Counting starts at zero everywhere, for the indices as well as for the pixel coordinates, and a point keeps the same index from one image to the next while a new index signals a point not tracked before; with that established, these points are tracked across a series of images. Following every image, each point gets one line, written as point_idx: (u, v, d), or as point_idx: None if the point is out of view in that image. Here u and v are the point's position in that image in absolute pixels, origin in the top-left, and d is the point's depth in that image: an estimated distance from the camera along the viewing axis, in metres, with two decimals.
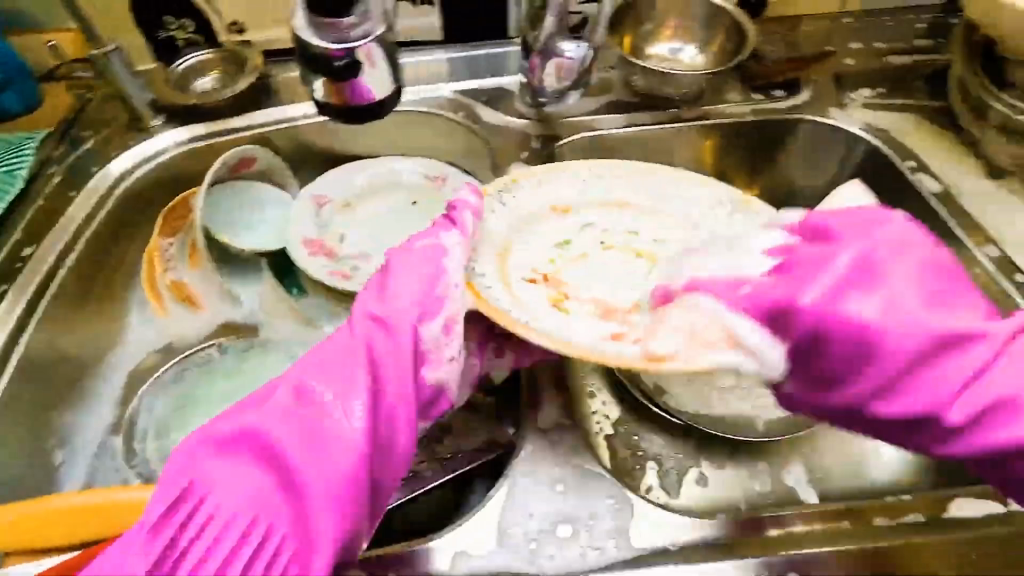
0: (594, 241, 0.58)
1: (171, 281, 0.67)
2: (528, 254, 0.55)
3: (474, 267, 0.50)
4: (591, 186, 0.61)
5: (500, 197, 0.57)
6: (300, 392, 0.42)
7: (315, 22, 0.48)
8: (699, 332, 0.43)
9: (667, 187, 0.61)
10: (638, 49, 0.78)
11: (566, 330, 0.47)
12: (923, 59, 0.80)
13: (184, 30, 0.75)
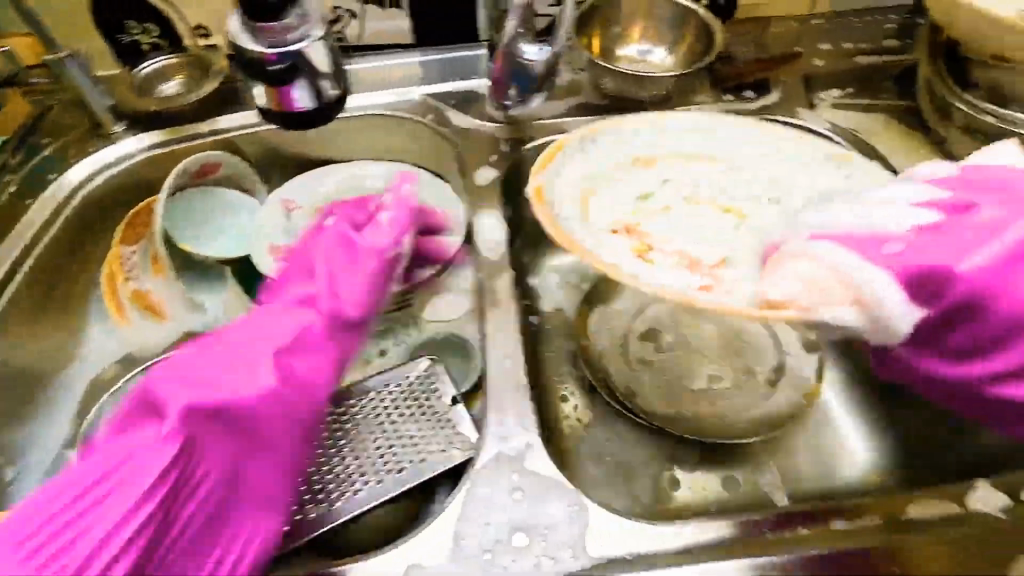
0: (681, 196, 0.61)
1: (133, 290, 0.68)
2: (612, 207, 0.59)
3: (562, 215, 0.55)
4: (673, 141, 0.63)
5: (580, 144, 0.61)
6: (229, 354, 0.48)
7: (250, 28, 0.48)
8: (828, 286, 0.44)
9: (760, 147, 0.62)
10: (608, 51, 0.77)
11: (656, 279, 0.51)
12: (891, 60, 0.80)
13: (147, 34, 0.74)
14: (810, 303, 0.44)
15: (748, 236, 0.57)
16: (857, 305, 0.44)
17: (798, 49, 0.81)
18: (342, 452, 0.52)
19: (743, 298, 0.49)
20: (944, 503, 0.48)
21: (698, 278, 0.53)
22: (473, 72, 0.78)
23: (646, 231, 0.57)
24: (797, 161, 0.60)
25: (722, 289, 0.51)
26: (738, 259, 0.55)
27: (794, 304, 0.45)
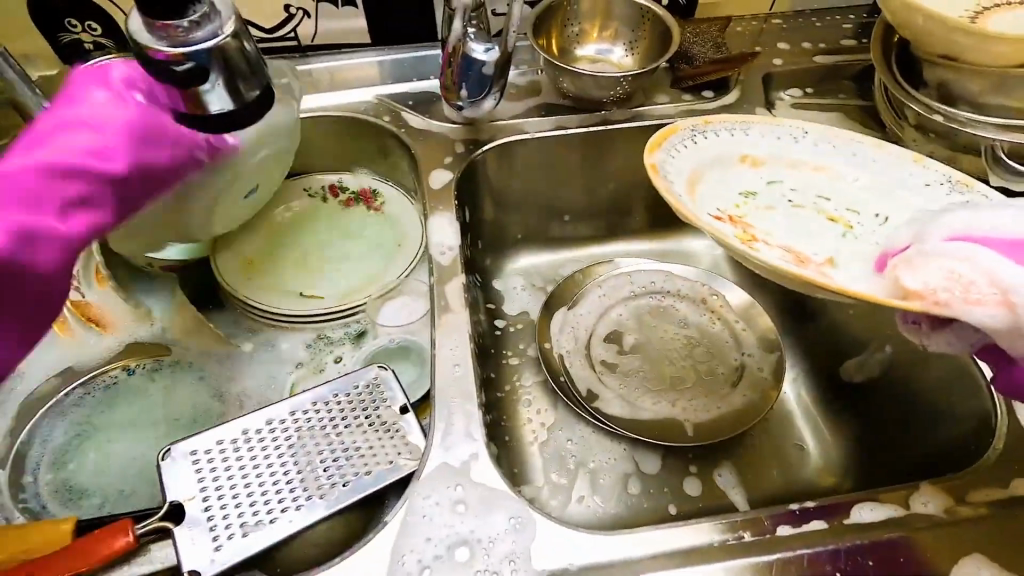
0: (784, 199, 0.58)
1: (74, 301, 0.64)
2: (717, 197, 0.56)
3: (675, 189, 0.51)
4: (785, 145, 0.61)
5: (693, 133, 0.58)
6: None
7: (147, 24, 0.42)
8: (979, 281, 0.42)
9: (881, 159, 0.59)
10: (567, 50, 0.77)
11: (775, 262, 0.47)
12: (849, 59, 0.81)
13: (90, 33, 0.71)
14: (950, 297, 0.42)
15: (857, 245, 0.54)
16: (1004, 308, 0.41)
17: (757, 49, 0.81)
18: (286, 467, 0.50)
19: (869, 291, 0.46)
20: (891, 506, 0.47)
21: (815, 271, 0.49)
22: (430, 72, 0.77)
23: (749, 224, 0.54)
24: (895, 177, 0.58)
25: (840, 281, 0.48)
26: (845, 261, 0.52)
27: (937, 294, 0.42)
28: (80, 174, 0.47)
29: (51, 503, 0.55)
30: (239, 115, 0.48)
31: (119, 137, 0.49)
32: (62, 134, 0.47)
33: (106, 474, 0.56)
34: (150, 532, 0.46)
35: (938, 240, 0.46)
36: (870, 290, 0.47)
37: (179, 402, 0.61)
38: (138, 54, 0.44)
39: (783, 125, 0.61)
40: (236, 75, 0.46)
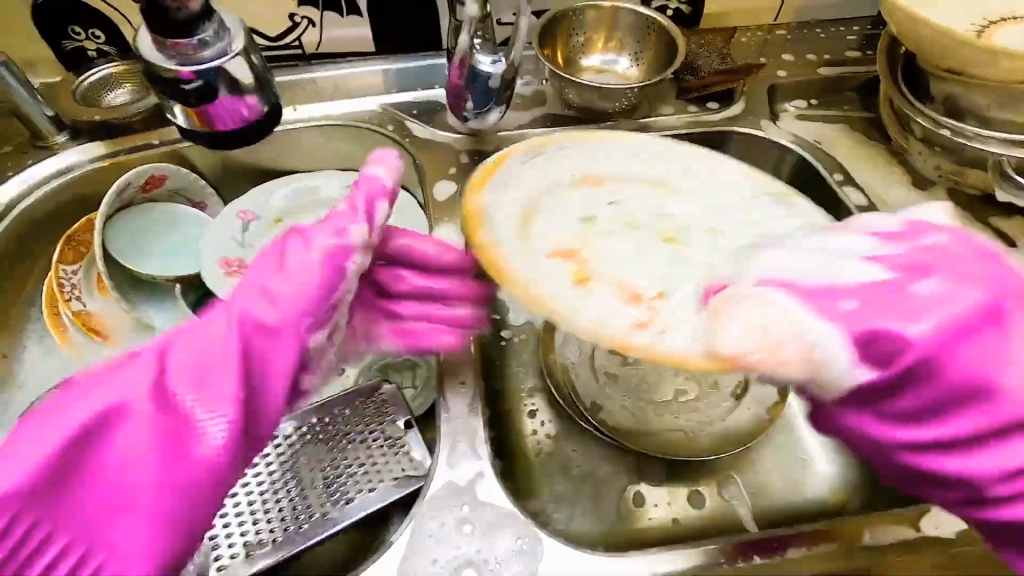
0: (625, 216, 0.59)
1: (75, 312, 0.63)
2: (495, 222, 0.57)
3: (488, 239, 0.55)
4: (630, 163, 0.63)
5: (522, 159, 0.62)
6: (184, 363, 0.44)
7: (156, 41, 0.41)
8: (825, 338, 0.41)
9: (732, 177, 0.61)
10: (572, 60, 0.77)
11: (596, 317, 0.51)
12: (853, 71, 0.81)
13: (93, 40, 0.71)
14: (763, 357, 0.42)
15: (688, 269, 0.55)
16: (801, 364, 0.42)
17: (762, 60, 0.81)
18: (288, 485, 0.49)
19: (660, 342, 0.49)
20: (903, 528, 0.47)
21: (569, 307, 0.51)
22: (436, 82, 0.77)
23: (510, 257, 0.55)
24: (747, 193, 0.60)
25: (545, 317, 0.51)
26: (677, 290, 0.53)
27: (747, 356, 0.42)
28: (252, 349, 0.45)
29: None
30: (246, 130, 0.48)
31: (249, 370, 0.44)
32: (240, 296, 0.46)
33: None
34: None
35: (750, 283, 0.47)
36: (693, 334, 0.48)
37: None
38: (146, 69, 0.43)
39: (635, 141, 0.64)
40: (244, 90, 0.46)
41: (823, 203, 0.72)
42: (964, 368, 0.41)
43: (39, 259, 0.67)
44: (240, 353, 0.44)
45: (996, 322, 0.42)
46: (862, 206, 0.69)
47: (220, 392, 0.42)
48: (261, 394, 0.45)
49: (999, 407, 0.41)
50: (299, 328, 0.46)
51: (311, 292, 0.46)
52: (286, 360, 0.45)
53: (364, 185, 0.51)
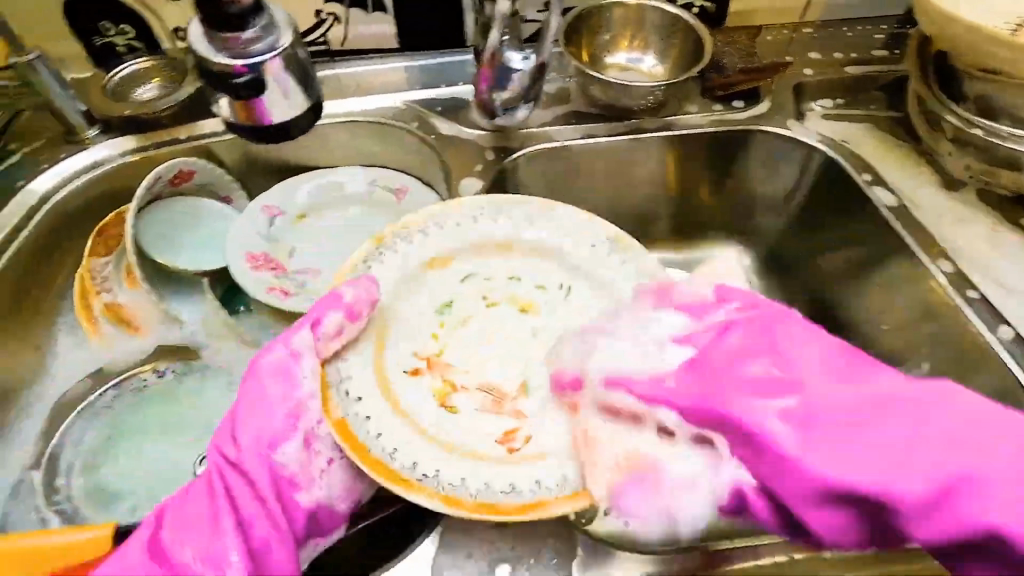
0: (475, 300, 0.57)
1: (106, 304, 0.64)
2: (345, 377, 0.48)
3: (338, 372, 0.48)
4: (465, 232, 0.59)
5: (367, 261, 0.55)
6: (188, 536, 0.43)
7: (208, 35, 0.42)
8: (682, 461, 0.44)
9: (556, 220, 0.60)
10: (596, 57, 0.77)
11: (457, 480, 0.44)
12: (880, 70, 0.80)
13: (123, 36, 0.71)
14: (611, 489, 0.44)
15: (537, 339, 0.55)
16: (646, 474, 0.44)
17: (788, 58, 0.80)
18: None
19: (544, 488, 0.44)
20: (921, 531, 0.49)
21: (448, 469, 0.45)
22: (460, 79, 0.77)
23: (347, 403, 0.47)
24: (573, 234, 0.59)
25: (418, 492, 0.43)
26: (535, 381, 0.52)
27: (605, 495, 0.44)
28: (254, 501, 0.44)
29: (85, 506, 0.56)
30: (288, 126, 0.49)
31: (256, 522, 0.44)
32: (227, 451, 0.45)
33: (141, 478, 0.58)
34: None
35: (596, 390, 0.48)
36: (556, 443, 0.48)
37: (213, 408, 0.62)
38: (196, 63, 0.44)
39: (460, 210, 0.60)
40: (288, 86, 0.46)
41: (850, 204, 0.71)
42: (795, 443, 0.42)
43: (71, 252, 0.68)
44: (226, 498, 0.44)
45: (860, 378, 0.43)
46: (891, 207, 0.68)
47: (217, 545, 0.43)
48: (253, 530, 0.43)
49: (926, 459, 0.39)
50: (271, 448, 0.45)
51: (273, 416, 0.45)
52: (266, 485, 0.44)
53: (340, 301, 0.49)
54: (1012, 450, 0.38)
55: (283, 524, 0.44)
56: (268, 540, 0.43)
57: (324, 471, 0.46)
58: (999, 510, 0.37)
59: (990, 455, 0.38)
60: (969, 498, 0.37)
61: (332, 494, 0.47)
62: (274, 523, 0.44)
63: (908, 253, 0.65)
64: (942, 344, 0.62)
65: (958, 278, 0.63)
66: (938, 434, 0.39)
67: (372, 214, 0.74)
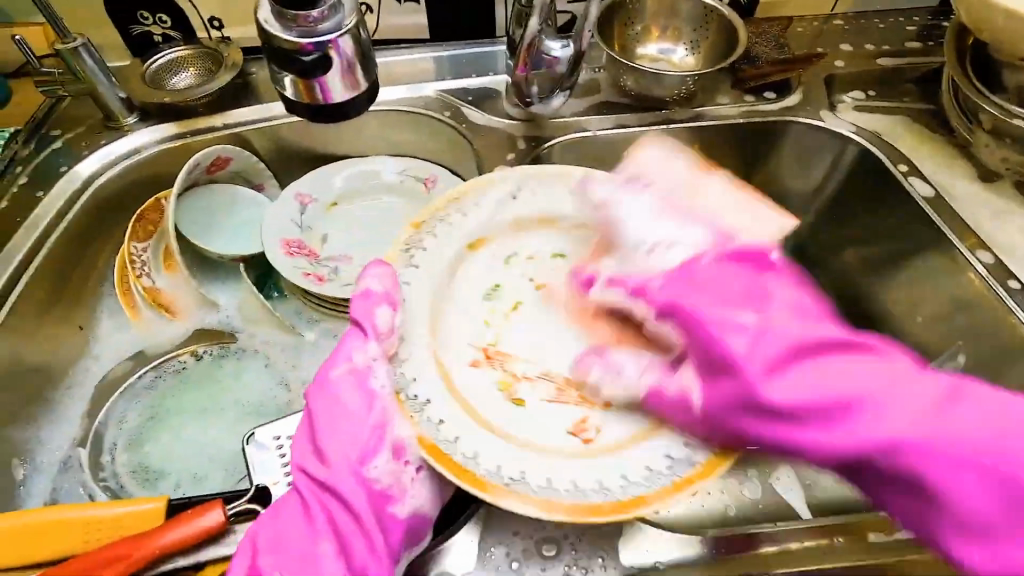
0: (522, 282, 0.58)
1: (145, 287, 0.64)
2: (409, 379, 0.48)
3: (406, 385, 0.48)
4: (501, 213, 0.60)
5: (408, 252, 0.55)
6: (281, 558, 0.43)
7: (278, 13, 0.43)
8: (623, 365, 0.51)
9: (593, 190, 0.60)
10: (627, 48, 0.77)
11: (544, 481, 0.44)
12: (914, 62, 0.80)
13: (160, 25, 0.73)
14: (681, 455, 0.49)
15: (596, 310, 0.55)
16: None
17: (819, 50, 0.80)
18: None
19: (634, 483, 0.44)
20: None
21: (527, 467, 0.45)
22: (490, 69, 0.77)
23: (418, 408, 0.47)
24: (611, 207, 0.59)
25: (508, 498, 0.43)
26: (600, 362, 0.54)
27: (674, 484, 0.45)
28: (349, 516, 0.45)
29: (128, 483, 0.57)
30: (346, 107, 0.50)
31: (350, 539, 0.44)
32: (321, 464, 0.46)
33: (181, 458, 0.59)
34: (236, 513, 0.46)
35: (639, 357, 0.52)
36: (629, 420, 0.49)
37: (249, 390, 0.63)
38: (265, 42, 0.45)
39: (492, 189, 0.60)
40: (349, 67, 0.47)
41: (884, 195, 0.71)
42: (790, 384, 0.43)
43: (111, 237, 0.69)
44: (323, 518, 0.45)
45: (791, 341, 0.44)
46: (928, 197, 0.68)
47: (317, 561, 0.43)
48: (353, 551, 0.44)
49: (890, 429, 0.41)
50: (361, 463, 0.45)
51: (358, 426, 0.46)
52: (361, 503, 0.45)
53: (373, 296, 0.50)
54: (975, 412, 0.40)
55: (380, 541, 0.44)
56: (367, 561, 0.43)
57: (414, 481, 0.46)
58: (939, 449, 0.40)
59: (891, 420, 0.41)
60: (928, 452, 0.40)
61: (424, 504, 0.47)
62: (372, 542, 0.44)
63: (948, 244, 0.65)
64: (980, 335, 0.62)
65: (998, 268, 0.62)
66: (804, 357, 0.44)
67: (402, 204, 0.74)
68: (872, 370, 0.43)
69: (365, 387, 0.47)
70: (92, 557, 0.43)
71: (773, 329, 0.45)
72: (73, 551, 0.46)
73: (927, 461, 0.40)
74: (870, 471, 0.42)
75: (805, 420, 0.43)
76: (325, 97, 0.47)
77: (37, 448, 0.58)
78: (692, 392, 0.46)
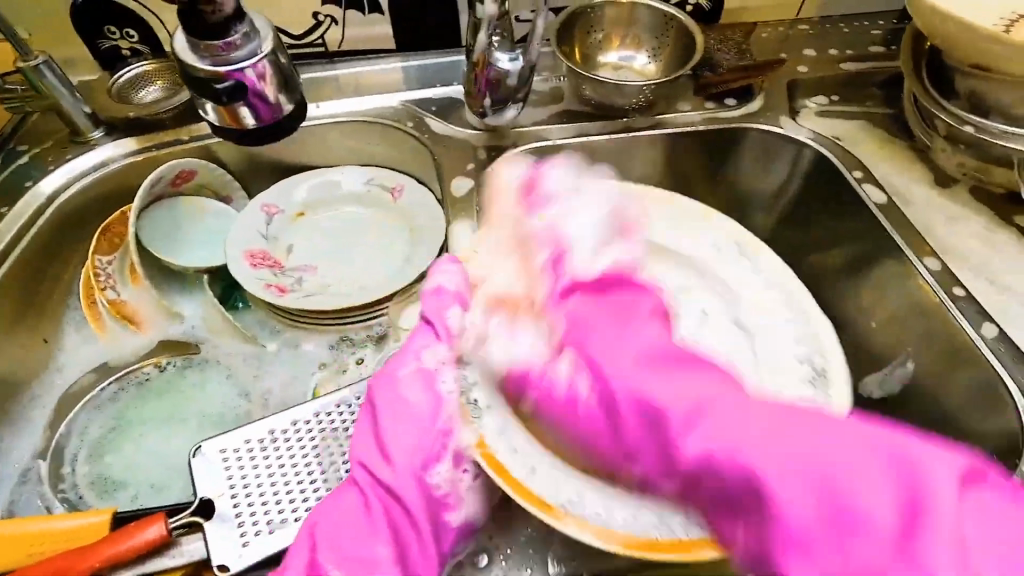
0: None
1: (110, 300, 0.66)
2: (472, 383, 0.51)
3: (469, 392, 0.50)
4: (580, 227, 0.64)
5: (480, 252, 0.59)
6: (342, 557, 0.45)
7: (191, 43, 0.44)
8: (513, 339, 0.52)
9: (656, 220, 0.66)
10: (589, 56, 0.77)
11: (600, 510, 0.45)
12: (877, 67, 0.80)
13: (127, 40, 0.73)
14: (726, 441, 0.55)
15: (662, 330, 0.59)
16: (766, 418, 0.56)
17: (782, 56, 0.80)
18: (310, 462, 0.52)
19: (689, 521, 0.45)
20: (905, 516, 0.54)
21: (581, 490, 0.46)
22: (454, 78, 0.78)
23: (478, 413, 0.49)
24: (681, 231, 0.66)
25: (567, 522, 0.45)
26: None
27: None
28: (410, 522, 0.47)
29: (88, 494, 0.58)
30: (276, 128, 0.51)
31: (408, 544, 0.46)
32: (389, 461, 0.49)
33: (140, 468, 0.60)
34: (181, 525, 0.48)
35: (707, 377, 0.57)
36: None
37: (210, 399, 0.64)
38: (183, 72, 0.46)
39: None
40: (273, 90, 0.48)
41: (841, 202, 0.72)
42: (654, 392, 0.43)
43: (75, 251, 0.70)
44: (383, 518, 0.47)
45: (661, 349, 0.46)
46: (881, 204, 0.68)
47: (375, 564, 0.45)
48: (409, 555, 0.46)
49: (733, 450, 0.38)
50: (426, 467, 0.49)
51: (427, 430, 0.50)
52: (422, 509, 0.48)
53: (444, 294, 0.55)
54: (834, 439, 0.37)
55: (432, 545, 0.48)
56: (418, 563, 0.46)
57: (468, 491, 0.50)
58: (797, 497, 0.36)
59: (750, 429, 0.39)
60: (760, 487, 0.37)
61: (473, 514, 0.50)
62: (424, 546, 0.47)
63: (900, 251, 0.65)
64: (930, 339, 0.62)
65: (946, 276, 0.63)
66: (687, 382, 0.43)
67: (366, 213, 0.75)
68: (736, 402, 0.41)
69: (433, 388, 0.51)
70: (39, 568, 0.45)
71: (587, 339, 0.48)
72: (21, 564, 0.47)
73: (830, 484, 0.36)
74: (726, 484, 0.39)
75: (658, 421, 0.43)
76: (249, 120, 0.48)
77: (0, 459, 0.60)
78: (578, 385, 0.49)
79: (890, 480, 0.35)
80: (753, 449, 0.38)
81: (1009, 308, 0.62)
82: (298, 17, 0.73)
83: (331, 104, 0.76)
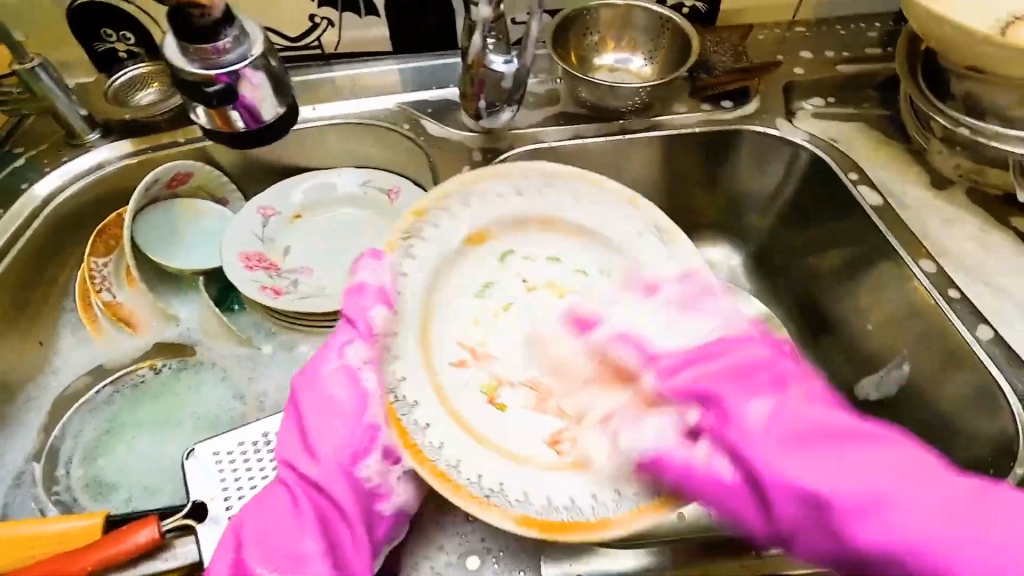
0: (513, 284, 0.62)
1: (105, 302, 0.66)
2: (397, 380, 0.52)
3: (394, 387, 0.51)
4: (500, 209, 0.63)
5: (408, 242, 0.59)
6: (272, 552, 0.45)
7: (181, 49, 0.44)
8: (642, 428, 0.50)
9: (586, 197, 0.64)
10: (585, 59, 0.77)
11: (546, 501, 0.48)
12: (873, 68, 0.80)
13: (124, 42, 0.73)
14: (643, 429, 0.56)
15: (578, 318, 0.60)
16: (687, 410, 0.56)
17: (779, 57, 0.80)
18: None
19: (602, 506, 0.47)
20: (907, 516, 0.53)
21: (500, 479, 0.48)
22: (450, 80, 0.78)
23: (405, 409, 0.50)
24: (611, 213, 0.64)
25: (493, 511, 0.46)
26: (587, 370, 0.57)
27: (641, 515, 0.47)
28: (343, 514, 0.47)
29: (82, 497, 0.58)
30: (267, 132, 0.50)
31: (339, 536, 0.47)
32: (316, 455, 0.49)
33: (134, 471, 0.60)
34: (173, 528, 0.48)
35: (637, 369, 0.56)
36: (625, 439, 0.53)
37: (205, 402, 0.64)
38: (174, 76, 0.46)
39: (502, 183, 0.64)
40: (263, 94, 0.48)
41: (837, 204, 0.72)
42: (801, 474, 0.46)
43: (70, 253, 0.70)
44: (311, 511, 0.47)
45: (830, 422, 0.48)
46: (877, 207, 0.68)
47: (307, 557, 0.45)
48: (341, 546, 0.46)
49: (895, 509, 0.43)
50: (353, 462, 0.49)
51: (348, 421, 0.49)
52: (351, 500, 0.48)
53: (366, 291, 0.55)
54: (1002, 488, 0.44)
55: (365, 536, 0.47)
56: (350, 555, 0.46)
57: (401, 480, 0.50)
58: (915, 524, 0.43)
59: (875, 477, 0.45)
60: (867, 515, 0.44)
61: (408, 504, 0.50)
62: (357, 537, 0.47)
63: (896, 253, 0.65)
64: (926, 341, 0.62)
65: (941, 278, 0.63)
66: (820, 428, 0.48)
67: (362, 215, 0.75)
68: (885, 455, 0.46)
69: (359, 382, 0.51)
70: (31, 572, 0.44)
71: (788, 407, 0.49)
72: (14, 567, 0.47)
73: (902, 512, 0.43)
74: (861, 517, 0.44)
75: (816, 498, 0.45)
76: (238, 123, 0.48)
77: None
78: (713, 463, 0.48)
79: (934, 514, 0.43)
80: (871, 491, 0.44)
81: (1004, 310, 0.62)
82: (295, 18, 0.73)
83: (327, 106, 0.76)
